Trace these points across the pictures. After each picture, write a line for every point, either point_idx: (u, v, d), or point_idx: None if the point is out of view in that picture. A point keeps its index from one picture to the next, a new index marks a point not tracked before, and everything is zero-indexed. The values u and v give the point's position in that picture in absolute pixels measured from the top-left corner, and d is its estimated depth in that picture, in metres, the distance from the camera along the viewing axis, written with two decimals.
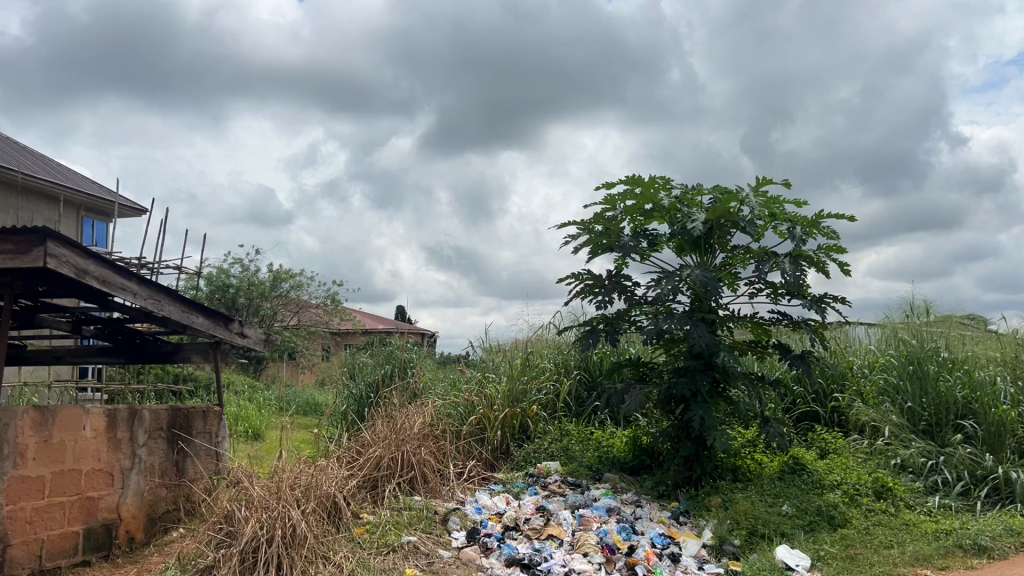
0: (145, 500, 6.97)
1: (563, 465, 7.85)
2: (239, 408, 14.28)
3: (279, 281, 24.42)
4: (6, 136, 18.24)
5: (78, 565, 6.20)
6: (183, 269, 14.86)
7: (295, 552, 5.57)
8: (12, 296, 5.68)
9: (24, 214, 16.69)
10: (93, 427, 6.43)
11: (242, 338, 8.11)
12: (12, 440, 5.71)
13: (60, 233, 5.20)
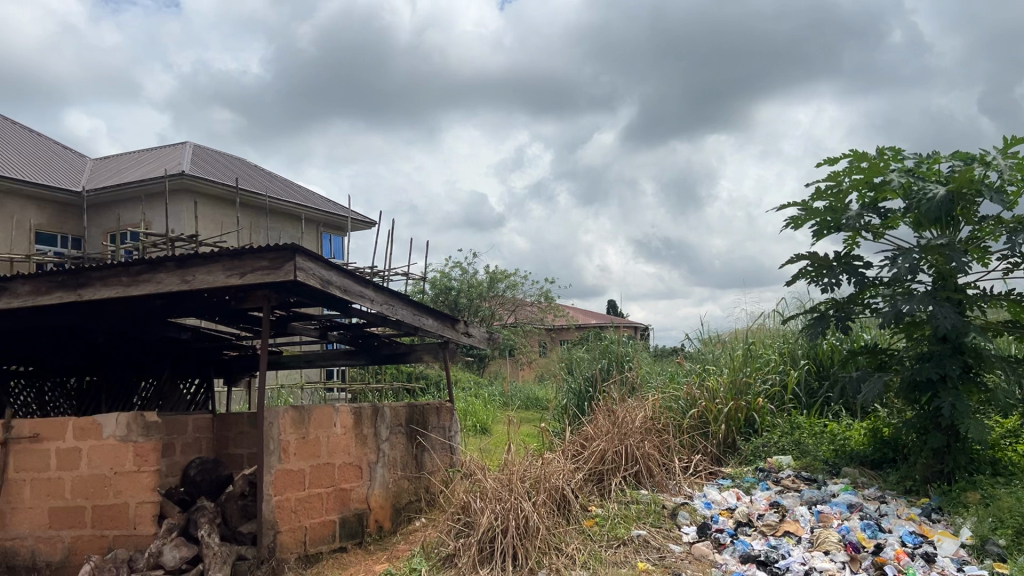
0: (390, 491, 7.51)
1: (796, 459, 7.47)
2: (466, 403, 14.99)
3: (496, 281, 25.33)
4: (254, 165, 20.29)
5: (337, 551, 6.76)
6: (409, 275, 15.82)
7: (528, 543, 5.76)
8: (270, 308, 6.29)
9: (273, 234, 18.48)
10: (342, 424, 6.99)
11: (467, 337, 8.53)
12: (277, 437, 6.29)
13: (307, 248, 5.69)
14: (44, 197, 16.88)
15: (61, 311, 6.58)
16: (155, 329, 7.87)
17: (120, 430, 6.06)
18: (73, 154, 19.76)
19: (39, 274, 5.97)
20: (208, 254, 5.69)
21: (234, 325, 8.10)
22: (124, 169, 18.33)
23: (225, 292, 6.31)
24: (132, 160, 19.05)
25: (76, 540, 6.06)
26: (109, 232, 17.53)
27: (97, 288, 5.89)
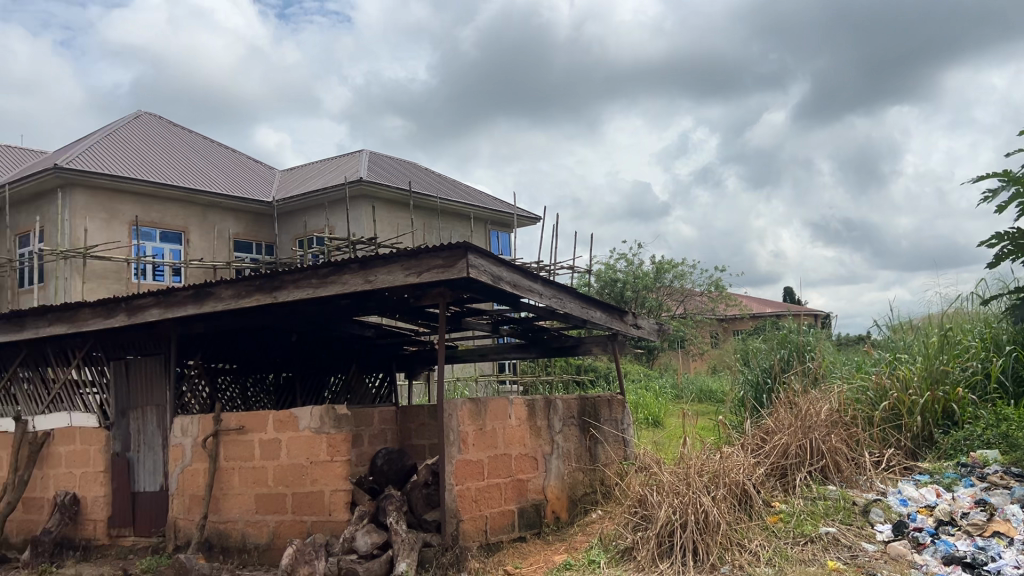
0: (565, 482, 7.58)
1: (1004, 454, 6.87)
2: (638, 396, 14.86)
3: (663, 272, 24.93)
4: (424, 168, 21.08)
5: (517, 540, 6.88)
6: (576, 269, 15.86)
7: (709, 539, 5.64)
8: (446, 304, 6.50)
9: (444, 233, 19.11)
10: (516, 416, 7.11)
11: (636, 329, 8.49)
12: (456, 429, 6.44)
13: (478, 245, 5.83)
14: (240, 208, 18.28)
15: (260, 312, 7.09)
16: (341, 327, 8.33)
17: (314, 422, 6.48)
18: (263, 166, 21.27)
19: (239, 278, 6.45)
20: (387, 254, 5.94)
21: (412, 322, 8.42)
22: (308, 178, 19.53)
23: (404, 290, 6.57)
24: (315, 170, 20.25)
25: (279, 524, 6.53)
26: (296, 237, 18.73)
27: (289, 290, 6.28)
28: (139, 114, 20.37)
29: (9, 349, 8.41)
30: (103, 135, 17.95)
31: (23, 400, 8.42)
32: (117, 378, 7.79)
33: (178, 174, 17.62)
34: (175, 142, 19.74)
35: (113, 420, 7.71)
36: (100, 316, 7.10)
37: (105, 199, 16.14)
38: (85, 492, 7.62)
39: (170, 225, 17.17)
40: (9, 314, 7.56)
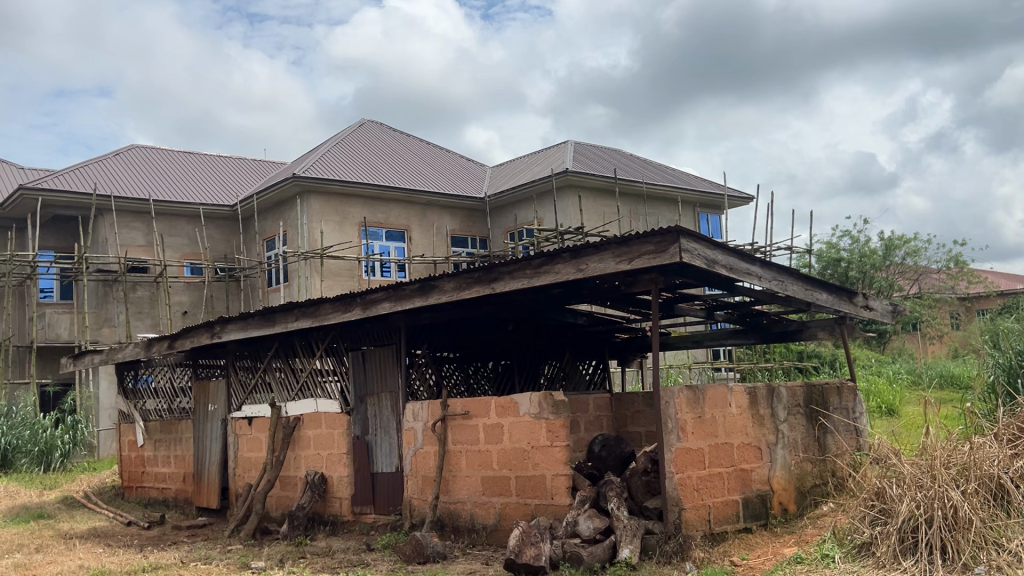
0: (793, 473, 7.26)
1: None
2: (868, 382, 13.92)
3: (893, 249, 23.11)
4: (631, 154, 20.96)
5: (742, 531, 6.67)
6: (794, 249, 15.09)
7: (961, 536, 5.18)
8: (659, 290, 6.44)
9: (653, 219, 18.90)
10: (737, 404, 6.87)
11: (867, 311, 7.96)
12: (675, 416, 6.31)
13: (689, 229, 5.71)
14: (456, 205, 19.09)
15: (479, 302, 7.36)
16: (555, 315, 8.49)
17: (534, 408, 6.66)
18: (475, 164, 22.09)
19: (459, 271, 6.72)
20: (599, 242, 5.94)
21: (625, 309, 8.39)
22: (517, 172, 20.01)
23: (617, 278, 6.57)
24: (524, 163, 20.71)
25: (505, 507, 6.78)
26: (508, 231, 19.19)
27: (506, 281, 6.46)
28: (363, 123, 21.88)
29: (264, 342, 9.33)
30: (333, 145, 19.47)
31: (275, 386, 9.21)
32: (355, 366, 8.39)
33: (399, 175, 18.75)
34: (395, 147, 20.99)
35: (353, 406, 8.34)
36: (339, 311, 7.66)
37: (336, 203, 17.50)
38: (330, 472, 8.31)
39: (394, 223, 18.29)
40: (263, 310, 8.35)
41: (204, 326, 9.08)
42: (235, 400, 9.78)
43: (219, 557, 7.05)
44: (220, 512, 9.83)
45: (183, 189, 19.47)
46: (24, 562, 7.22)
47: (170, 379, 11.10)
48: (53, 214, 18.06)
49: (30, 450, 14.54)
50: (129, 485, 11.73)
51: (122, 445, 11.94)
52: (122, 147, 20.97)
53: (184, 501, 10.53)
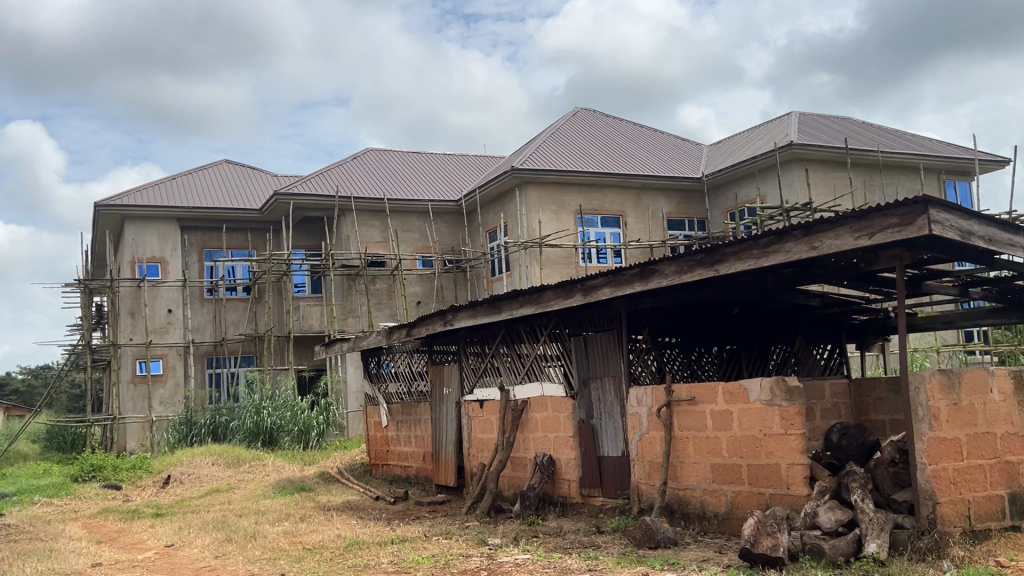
0: None
1: None
2: None
3: None
4: (862, 121, 19.54)
5: (1010, 530, 6.03)
6: None
7: None
8: (904, 267, 5.95)
9: (890, 189, 17.50)
10: (1000, 390, 6.21)
11: None
12: (926, 403, 5.81)
13: (940, 198, 5.22)
14: (673, 186, 18.77)
15: (703, 285, 7.19)
16: (785, 297, 8.11)
17: (765, 394, 6.43)
18: (692, 144, 21.58)
19: (682, 254, 6.56)
20: (834, 217, 5.57)
21: (863, 288, 7.84)
22: (737, 149, 19.29)
23: (854, 254, 6.15)
24: (743, 140, 19.92)
25: (738, 495, 6.59)
26: (728, 210, 18.52)
27: (731, 263, 6.23)
28: (577, 111, 22.09)
29: (492, 328, 9.70)
30: (548, 135, 19.78)
31: (503, 371, 9.55)
32: (578, 351, 8.50)
33: (614, 161, 18.74)
34: (609, 132, 20.99)
35: (577, 390, 8.50)
36: (561, 297, 7.75)
37: (553, 191, 17.82)
38: (558, 455, 8.50)
39: (611, 209, 18.33)
40: (489, 298, 8.64)
41: (437, 314, 9.57)
42: (467, 383, 10.25)
43: (458, 533, 7.45)
44: (457, 490, 10.39)
45: (412, 186, 20.67)
46: (291, 530, 8.04)
47: (409, 364, 11.87)
48: (302, 215, 19.85)
49: (291, 429, 16.19)
50: (376, 463, 12.70)
51: (369, 426, 12.93)
52: (358, 151, 22.63)
53: (425, 479, 11.22)
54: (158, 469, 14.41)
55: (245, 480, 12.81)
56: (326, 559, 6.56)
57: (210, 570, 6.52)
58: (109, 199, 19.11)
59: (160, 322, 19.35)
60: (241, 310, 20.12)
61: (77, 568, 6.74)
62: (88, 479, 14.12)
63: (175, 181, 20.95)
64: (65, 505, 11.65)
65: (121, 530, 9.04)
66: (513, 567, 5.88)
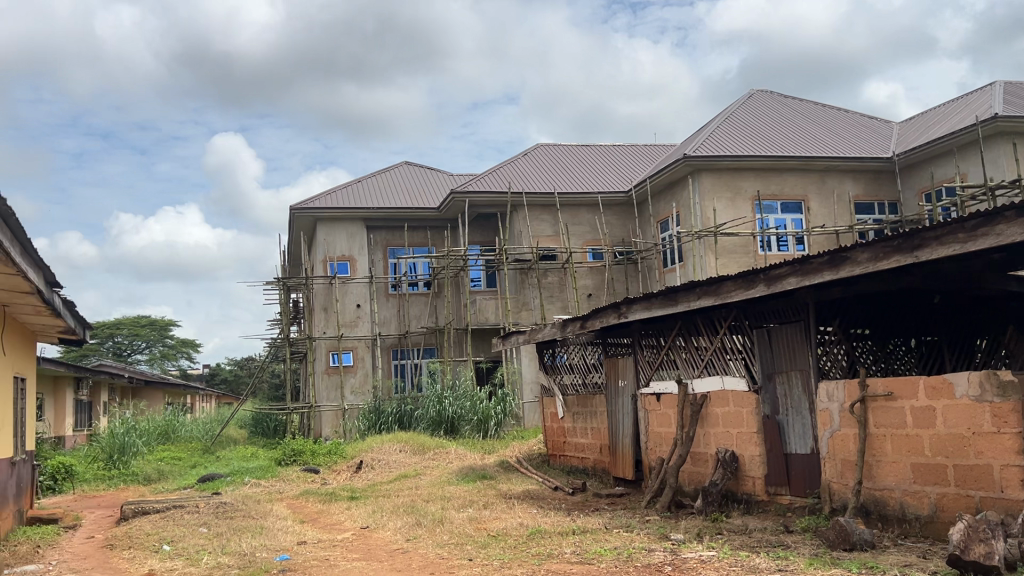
0: None
1: None
2: None
3: None
4: None
5: None
6: None
7: None
8: None
9: None
10: None
11: None
12: None
13: None
14: (859, 168, 17.73)
15: (900, 272, 6.74)
16: (993, 284, 7.46)
17: (974, 390, 5.96)
18: (879, 121, 20.25)
19: (876, 240, 6.15)
20: None
21: None
22: (932, 125, 17.87)
23: None
24: (939, 115, 18.44)
25: (943, 497, 6.14)
26: (924, 191, 17.12)
27: (933, 248, 5.78)
28: (751, 94, 21.30)
29: (668, 320, 9.55)
30: (722, 120, 19.19)
31: (681, 364, 9.40)
32: (761, 344, 8.22)
33: (793, 143, 17.93)
34: (787, 114, 20.10)
35: (761, 384, 8.22)
36: (742, 288, 7.47)
37: (729, 178, 17.31)
38: (742, 451, 8.28)
39: (791, 195, 17.58)
40: (665, 290, 8.47)
41: (612, 307, 9.51)
42: (643, 376, 10.17)
43: (640, 526, 7.42)
44: (635, 483, 10.35)
45: (583, 180, 20.75)
46: (477, 516, 8.32)
47: (584, 356, 11.95)
48: (477, 212, 20.42)
49: (471, 418, 16.73)
50: (554, 453, 12.87)
51: (546, 417, 13.11)
52: (529, 147, 22.96)
53: (603, 471, 11.24)
54: (351, 455, 15.34)
55: (430, 467, 13.38)
56: (511, 546, 6.74)
57: (402, 551, 6.88)
58: (302, 203, 20.49)
59: (350, 317, 20.52)
60: (422, 304, 21.01)
61: (285, 545, 7.31)
62: (290, 462, 15.25)
63: (360, 184, 22.14)
64: (271, 486, 12.65)
65: (321, 511, 9.71)
66: (698, 564, 5.78)
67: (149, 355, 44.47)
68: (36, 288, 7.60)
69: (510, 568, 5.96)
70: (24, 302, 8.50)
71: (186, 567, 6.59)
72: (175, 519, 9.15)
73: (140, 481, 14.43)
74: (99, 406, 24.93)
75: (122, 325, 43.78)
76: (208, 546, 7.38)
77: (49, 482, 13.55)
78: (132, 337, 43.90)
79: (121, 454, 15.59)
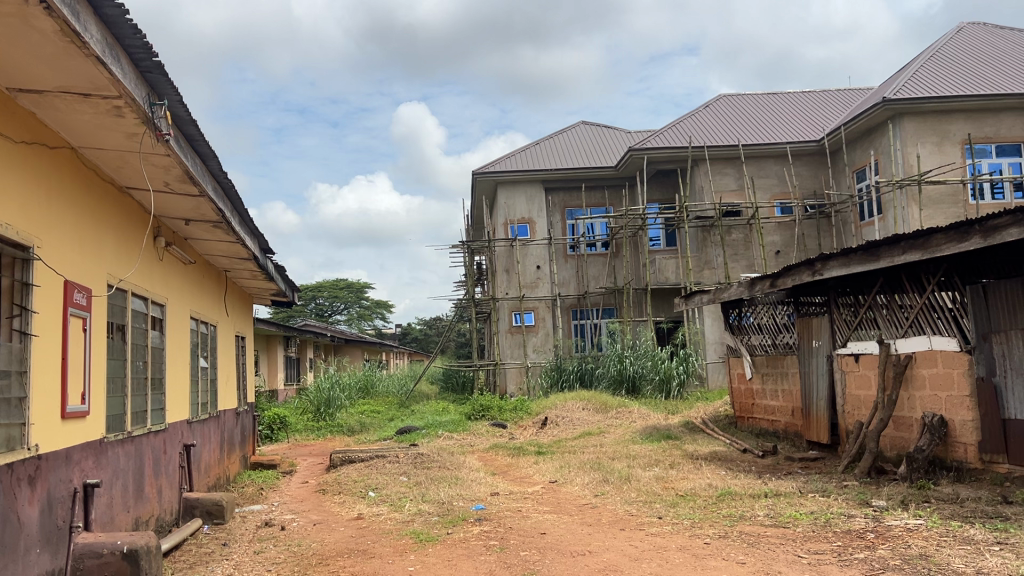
0: None
1: None
2: None
3: None
4: None
5: None
6: None
7: None
8: None
9: None
10: None
11: None
12: None
13: None
14: None
15: None
16: None
17: None
18: None
19: None
20: None
21: None
22: None
23: None
24: None
25: None
26: None
27: None
28: (961, 28, 19.40)
29: (868, 277, 9.00)
30: (927, 58, 17.62)
31: (882, 324, 8.86)
32: (975, 302, 7.57)
33: (1010, 80, 16.20)
34: (1004, 46, 18.16)
35: (975, 344, 7.60)
36: (955, 241, 6.86)
37: (935, 122, 15.95)
38: (952, 415, 7.76)
39: (1008, 137, 15.96)
40: (866, 245, 7.96)
41: (805, 264, 9.07)
42: (840, 336, 9.69)
43: (837, 491, 7.13)
44: (831, 447, 9.94)
45: (769, 130, 19.82)
46: (663, 476, 8.31)
47: (773, 316, 11.55)
48: (656, 169, 20.06)
49: (653, 378, 16.65)
50: (741, 415, 12.58)
51: (733, 378, 12.80)
52: (710, 99, 22.20)
53: (795, 434, 10.86)
54: (537, 411, 15.74)
55: (614, 425, 13.49)
56: (700, 506, 6.70)
57: (592, 506, 7.00)
58: (484, 167, 20.99)
59: (531, 278, 20.90)
60: (601, 265, 21.03)
61: (480, 495, 7.65)
62: (479, 417, 15.87)
63: (539, 147, 22.33)
64: (463, 439, 13.25)
65: (511, 465, 10.06)
66: (905, 532, 5.48)
67: (348, 316, 47.52)
68: (253, 254, 8.30)
69: (701, 528, 5.92)
70: (241, 267, 9.32)
71: (391, 512, 7.06)
72: (378, 468, 9.81)
73: (344, 432, 15.56)
74: (305, 363, 27.03)
75: (323, 288, 46.97)
76: (409, 493, 7.87)
77: (267, 431, 14.94)
78: (332, 300, 47.10)
79: (328, 407, 16.90)
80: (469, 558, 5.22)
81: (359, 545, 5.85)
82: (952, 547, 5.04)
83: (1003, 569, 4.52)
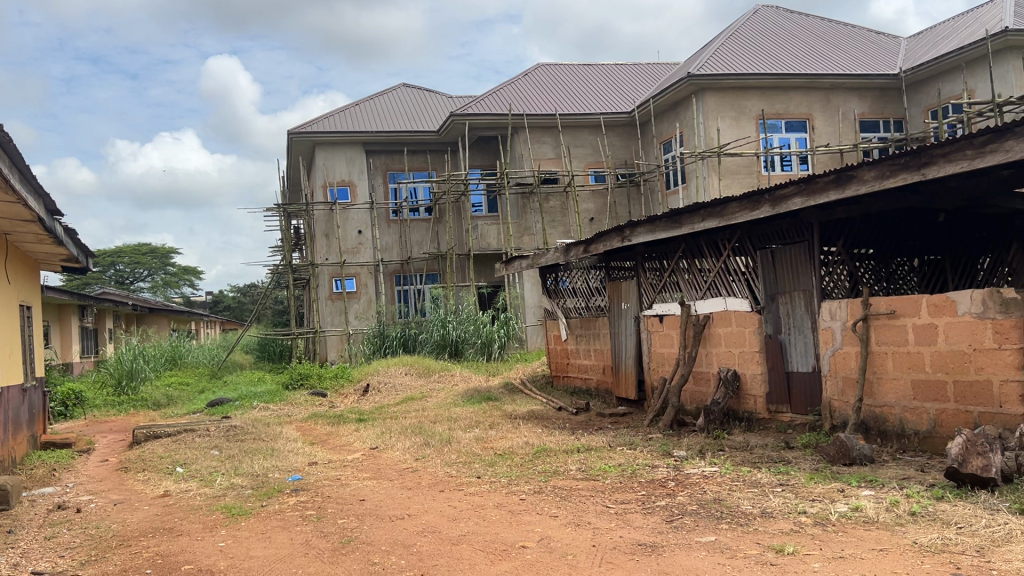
0: None
1: None
2: None
3: None
4: None
5: None
6: None
7: None
8: None
9: None
10: None
11: None
12: None
13: None
14: (865, 86, 17.47)
15: (908, 190, 6.77)
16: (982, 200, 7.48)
17: (977, 307, 6.01)
18: (887, 37, 19.88)
19: (882, 158, 5.99)
20: None
21: None
22: (940, 41, 17.53)
23: None
24: (947, 30, 18.08)
25: (942, 413, 6.26)
26: (930, 108, 16.96)
27: (940, 165, 5.60)
28: (757, 10, 20.83)
29: (671, 242, 9.55)
30: (727, 37, 18.78)
31: (684, 286, 9.45)
32: (764, 265, 8.25)
33: (798, 61, 17.58)
34: (794, 29, 19.69)
35: (764, 304, 8.28)
36: (748, 209, 7.39)
37: (733, 97, 17.05)
38: (743, 370, 8.40)
39: (796, 113, 17.37)
40: (670, 212, 8.41)
41: (615, 230, 9.46)
42: (646, 298, 10.24)
43: (643, 443, 7.58)
44: (638, 403, 10.53)
45: (585, 100, 20.45)
46: (483, 436, 8.46)
47: (586, 280, 12.01)
48: (477, 135, 20.18)
49: (474, 342, 16.92)
50: (557, 374, 13.04)
51: (549, 339, 13.22)
52: (530, 67, 22.57)
53: (606, 391, 11.42)
54: (357, 377, 15.56)
55: (436, 389, 13.60)
56: (518, 464, 6.89)
57: (412, 470, 7.03)
58: (300, 127, 20.21)
59: (352, 243, 20.52)
60: (424, 230, 20.98)
61: (297, 466, 7.47)
62: (298, 386, 15.51)
63: (358, 108, 21.80)
64: (280, 409, 12.87)
65: (330, 433, 9.89)
66: (701, 479, 5.91)
67: (152, 283, 44.68)
68: (37, 215, 7.56)
69: (518, 485, 6.11)
70: (25, 230, 8.48)
71: (202, 487, 6.75)
72: (187, 443, 9.34)
73: (150, 406, 14.67)
74: (104, 334, 25.11)
75: (122, 254, 43.75)
76: (221, 467, 7.56)
77: (60, 408, 13.78)
78: (133, 266, 44.00)
79: (130, 379, 15.87)
80: (285, 529, 5.10)
81: (166, 523, 5.56)
82: (742, 491, 5.49)
83: (784, 507, 4.98)
